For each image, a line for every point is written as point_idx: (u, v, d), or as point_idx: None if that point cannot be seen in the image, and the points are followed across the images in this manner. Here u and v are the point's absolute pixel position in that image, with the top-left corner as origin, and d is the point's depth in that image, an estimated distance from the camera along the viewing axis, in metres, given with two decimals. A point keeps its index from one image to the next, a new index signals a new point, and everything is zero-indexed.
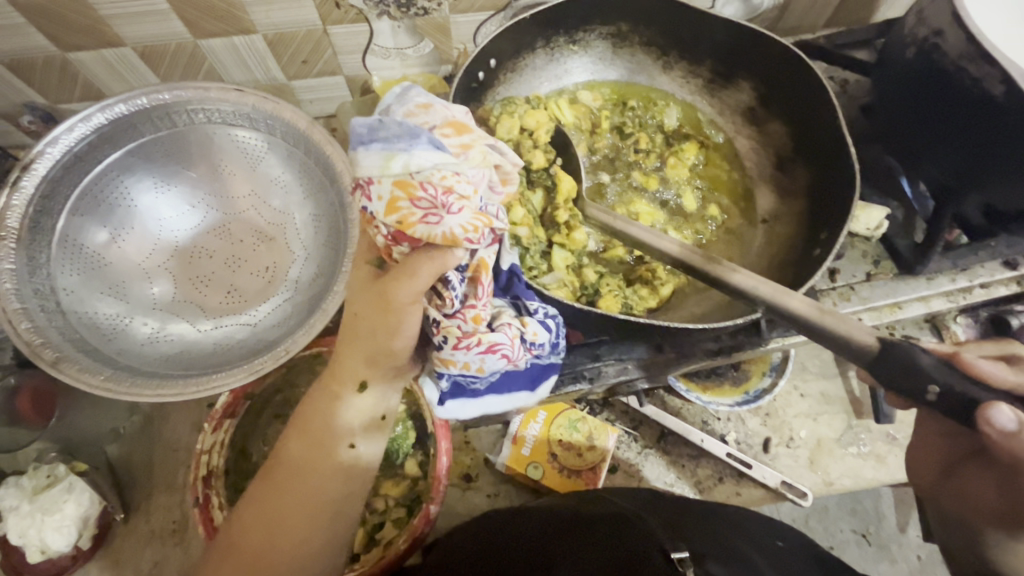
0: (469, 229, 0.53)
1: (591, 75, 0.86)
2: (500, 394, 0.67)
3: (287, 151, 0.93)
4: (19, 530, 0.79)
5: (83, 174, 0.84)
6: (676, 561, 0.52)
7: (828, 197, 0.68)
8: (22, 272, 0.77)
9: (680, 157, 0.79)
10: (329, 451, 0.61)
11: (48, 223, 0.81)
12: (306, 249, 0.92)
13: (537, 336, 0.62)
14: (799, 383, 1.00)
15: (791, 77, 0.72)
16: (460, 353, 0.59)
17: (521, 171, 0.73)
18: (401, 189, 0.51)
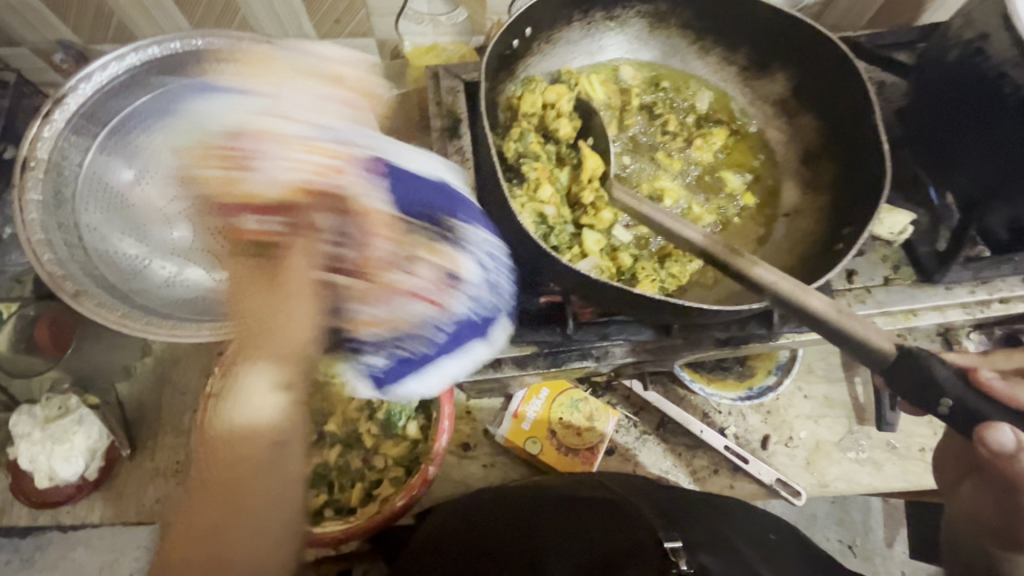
0: (316, 171, 0.68)
1: (627, 54, 0.84)
2: (444, 360, 0.69)
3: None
4: (30, 457, 0.82)
5: (111, 115, 0.86)
6: (670, 552, 0.53)
7: (854, 194, 0.67)
8: (48, 203, 0.79)
9: (707, 140, 0.77)
10: (249, 447, 0.62)
11: (76, 159, 0.83)
12: None
13: (461, 267, 0.69)
14: (803, 384, 1.00)
15: (828, 71, 0.71)
16: (368, 305, 0.66)
17: (550, 149, 0.74)
18: (225, 161, 0.71)
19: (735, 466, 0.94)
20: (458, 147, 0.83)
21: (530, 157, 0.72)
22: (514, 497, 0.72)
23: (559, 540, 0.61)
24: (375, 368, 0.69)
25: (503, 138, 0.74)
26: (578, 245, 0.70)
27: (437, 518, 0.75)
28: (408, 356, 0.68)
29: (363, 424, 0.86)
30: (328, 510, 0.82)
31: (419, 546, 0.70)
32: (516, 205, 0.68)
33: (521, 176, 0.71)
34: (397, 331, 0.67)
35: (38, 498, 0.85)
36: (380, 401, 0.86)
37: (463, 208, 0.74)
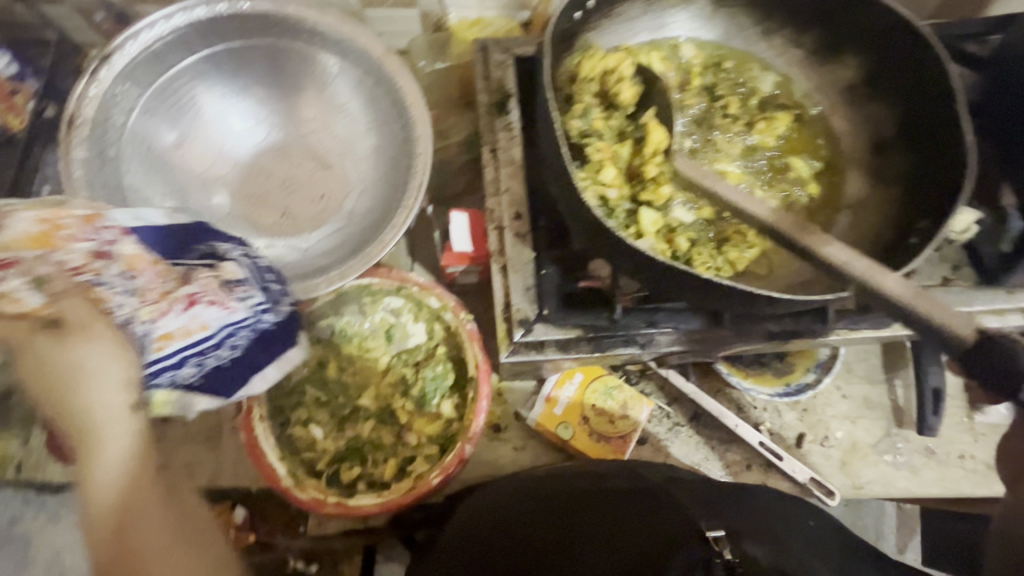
0: (42, 225, 0.58)
1: (689, 33, 0.83)
2: (252, 359, 0.71)
3: (357, 79, 0.90)
4: None
5: (155, 76, 0.84)
6: (712, 542, 0.54)
7: (926, 186, 0.66)
8: (93, 163, 0.78)
9: (772, 124, 0.77)
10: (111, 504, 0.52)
11: (120, 119, 0.82)
12: (363, 181, 0.92)
13: (236, 274, 0.68)
14: (842, 383, 0.98)
15: (904, 57, 0.69)
16: (167, 321, 0.63)
17: (613, 124, 0.71)
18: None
19: (768, 463, 0.93)
20: (507, 123, 0.81)
21: (593, 135, 0.70)
22: (549, 481, 0.67)
23: (594, 529, 0.60)
24: (196, 379, 0.67)
25: (565, 113, 0.72)
26: (636, 224, 0.69)
27: (466, 503, 0.70)
28: (221, 364, 0.68)
29: (398, 399, 0.87)
30: (361, 484, 0.81)
31: (443, 540, 0.65)
32: (581, 186, 0.67)
33: (584, 155, 0.70)
34: (204, 335, 0.65)
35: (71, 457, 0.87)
36: (415, 377, 0.87)
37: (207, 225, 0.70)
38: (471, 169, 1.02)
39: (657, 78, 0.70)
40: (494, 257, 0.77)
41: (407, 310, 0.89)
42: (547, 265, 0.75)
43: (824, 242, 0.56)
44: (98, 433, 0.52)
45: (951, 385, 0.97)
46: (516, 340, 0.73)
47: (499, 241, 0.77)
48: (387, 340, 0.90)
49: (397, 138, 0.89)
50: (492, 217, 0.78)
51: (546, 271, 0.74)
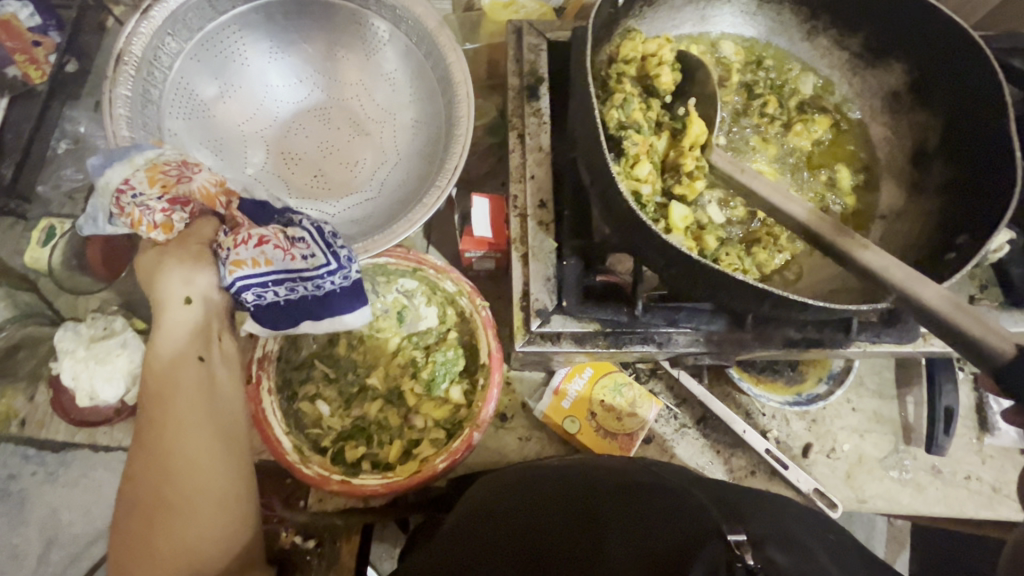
0: (215, 186, 0.68)
1: (731, 28, 0.83)
2: (311, 312, 0.68)
3: (406, 50, 0.88)
4: (73, 373, 0.82)
5: (206, 20, 0.82)
6: (734, 545, 0.51)
7: (968, 196, 0.66)
8: (136, 102, 0.76)
9: (807, 126, 0.77)
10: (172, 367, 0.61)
11: (166, 61, 0.80)
12: (399, 153, 0.90)
13: (298, 232, 0.67)
14: (853, 396, 0.97)
15: (953, 61, 0.68)
16: (240, 251, 0.62)
17: (651, 116, 0.69)
18: (152, 172, 0.65)
19: (773, 470, 0.92)
20: (536, 109, 0.79)
21: (631, 127, 0.67)
22: (558, 478, 0.68)
23: (616, 519, 0.58)
24: (252, 305, 0.66)
25: (604, 102, 0.69)
26: (666, 216, 0.69)
27: (471, 489, 0.73)
28: (278, 302, 0.66)
29: (408, 381, 0.86)
30: (365, 463, 0.81)
31: (444, 535, 0.65)
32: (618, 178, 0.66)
33: (620, 147, 0.67)
34: (266, 272, 0.63)
35: (77, 415, 0.87)
36: (426, 360, 0.86)
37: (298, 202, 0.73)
38: (494, 155, 1.00)
39: (697, 61, 0.71)
40: (515, 244, 0.76)
41: (421, 293, 0.89)
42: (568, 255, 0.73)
43: (861, 246, 0.57)
44: (161, 307, 0.62)
45: (963, 405, 0.96)
46: (532, 330, 0.72)
47: (521, 229, 0.76)
48: (398, 322, 0.89)
49: (440, 113, 0.87)
50: (515, 204, 0.77)
51: (569, 264, 0.72)
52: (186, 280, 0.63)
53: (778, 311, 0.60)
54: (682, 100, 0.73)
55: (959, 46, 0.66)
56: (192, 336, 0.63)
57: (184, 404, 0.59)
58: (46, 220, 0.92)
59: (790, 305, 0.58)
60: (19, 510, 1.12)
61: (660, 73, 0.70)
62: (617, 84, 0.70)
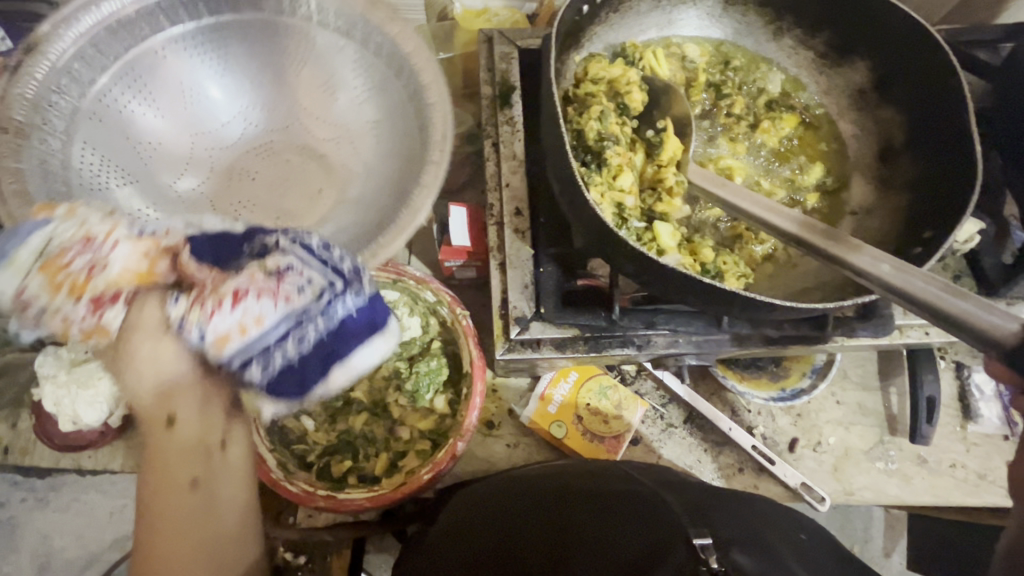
0: (144, 261, 0.52)
1: (696, 31, 0.85)
2: (330, 356, 0.52)
3: (338, 47, 0.75)
4: (54, 399, 0.82)
5: (96, 67, 0.67)
6: (699, 549, 0.52)
7: (928, 193, 0.68)
8: (30, 176, 0.62)
9: (776, 124, 0.78)
10: (161, 488, 0.50)
11: (60, 122, 0.65)
12: (366, 162, 0.76)
13: (282, 261, 0.51)
14: (837, 390, 0.97)
15: (915, 59, 0.69)
16: (217, 320, 0.49)
17: (627, 131, 0.71)
18: (49, 269, 0.49)
19: (761, 466, 0.92)
20: (509, 117, 0.80)
21: (609, 139, 0.68)
22: (532, 490, 0.68)
23: (586, 531, 0.58)
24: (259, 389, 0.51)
25: (580, 118, 0.69)
26: (650, 236, 0.69)
27: (453, 504, 0.72)
28: (290, 366, 0.51)
29: (392, 393, 0.86)
30: (352, 477, 0.81)
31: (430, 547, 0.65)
32: (595, 191, 0.66)
33: (602, 158, 0.68)
34: (259, 334, 0.49)
35: (60, 440, 0.86)
36: (410, 371, 0.86)
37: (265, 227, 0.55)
38: (473, 162, 1.00)
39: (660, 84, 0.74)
40: (493, 252, 0.76)
41: (403, 303, 0.88)
42: (545, 262, 0.74)
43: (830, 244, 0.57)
44: (148, 420, 0.52)
45: (946, 393, 0.97)
46: (511, 338, 0.72)
47: (498, 237, 0.76)
48: None
49: (399, 104, 0.75)
50: (491, 213, 0.77)
51: (546, 270, 0.74)
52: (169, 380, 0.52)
53: (749, 312, 0.60)
54: (650, 119, 0.74)
55: (921, 47, 0.68)
56: (183, 455, 0.51)
57: (171, 536, 0.49)
58: None
59: (757, 306, 0.59)
60: (10, 538, 1.10)
61: (630, 91, 0.71)
62: (591, 101, 0.71)
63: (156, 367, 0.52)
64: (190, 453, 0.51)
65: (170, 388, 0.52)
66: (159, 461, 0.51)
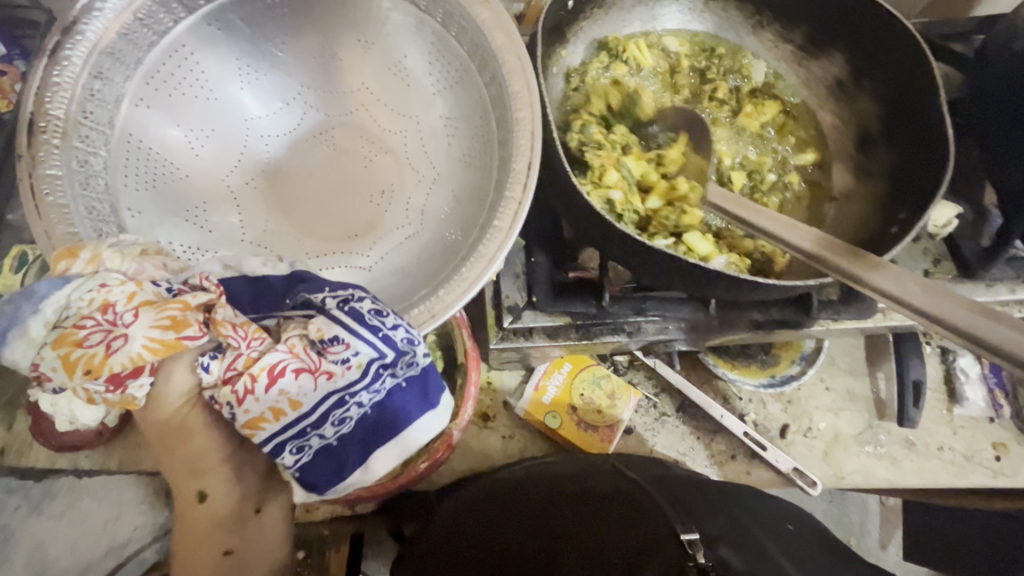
0: (167, 328, 0.51)
1: (679, 25, 0.88)
2: (376, 427, 0.58)
3: (415, 30, 0.75)
4: (51, 399, 0.82)
5: (143, 47, 0.67)
6: (687, 544, 0.54)
7: (907, 180, 0.70)
8: (73, 183, 0.61)
9: (758, 109, 0.81)
10: (208, 520, 0.64)
11: (103, 113, 0.65)
12: (465, 156, 0.74)
13: (328, 333, 0.53)
14: (826, 376, 0.99)
15: (889, 49, 0.72)
16: (252, 404, 0.53)
17: (612, 138, 0.74)
18: (64, 347, 0.48)
19: (753, 452, 0.94)
20: None
21: (592, 147, 0.72)
22: (524, 493, 0.70)
23: (576, 533, 0.61)
24: (293, 469, 0.57)
25: (565, 132, 0.75)
26: (682, 245, 0.71)
27: (450, 505, 0.73)
28: (328, 445, 0.57)
29: None
30: None
31: (431, 549, 0.67)
32: (585, 193, 0.68)
33: (585, 165, 0.71)
34: (297, 415, 0.54)
35: (59, 440, 0.87)
36: None
37: (306, 277, 0.57)
38: None
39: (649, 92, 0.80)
40: None
41: None
42: (536, 252, 0.76)
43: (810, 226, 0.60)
44: (182, 476, 0.62)
45: (932, 377, 0.99)
46: (504, 327, 0.74)
47: None
48: None
49: (474, 103, 0.73)
50: None
51: (537, 259, 0.76)
52: (197, 455, 0.60)
53: (732, 292, 0.63)
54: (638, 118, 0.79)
55: (894, 39, 0.71)
56: (214, 525, 0.64)
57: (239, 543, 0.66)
58: (17, 248, 0.92)
59: (741, 285, 0.61)
60: None
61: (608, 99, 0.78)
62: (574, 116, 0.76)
63: (186, 447, 0.59)
64: (224, 525, 0.64)
65: (204, 469, 0.61)
66: (197, 534, 0.64)
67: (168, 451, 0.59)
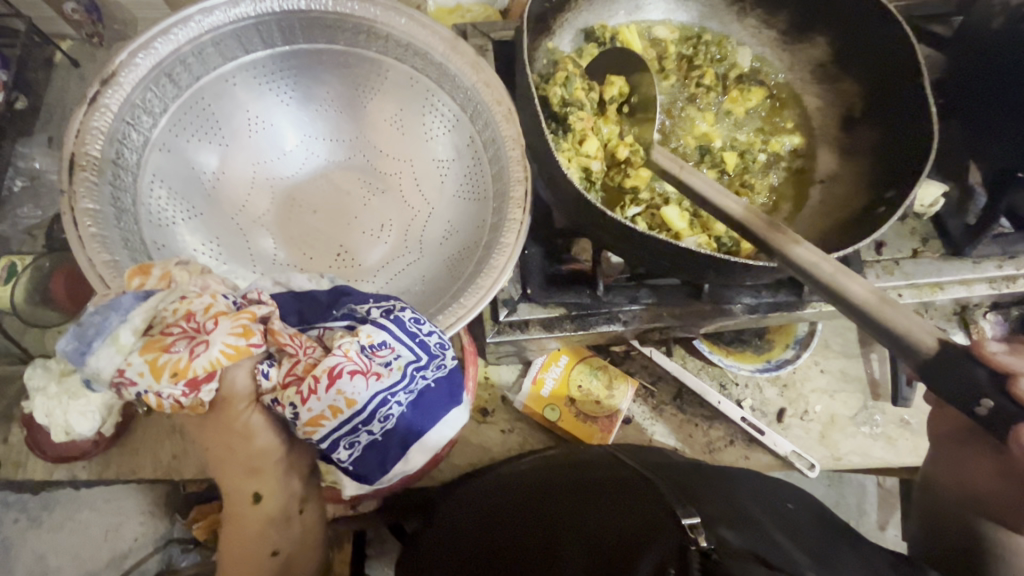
0: (240, 335, 0.52)
1: (664, 14, 0.89)
2: (414, 425, 0.59)
3: (409, 83, 0.80)
4: (45, 410, 0.79)
5: (169, 99, 0.72)
6: (688, 528, 0.52)
7: (894, 161, 0.72)
8: (108, 216, 0.65)
9: (744, 95, 0.83)
10: (253, 519, 0.64)
11: (133, 156, 0.69)
12: (461, 189, 0.79)
13: (376, 337, 0.56)
14: (820, 358, 1.00)
15: (870, 29, 0.74)
16: (314, 402, 0.53)
17: (594, 97, 0.76)
18: (151, 353, 0.50)
19: (751, 437, 0.94)
20: None
21: (574, 104, 0.73)
22: (522, 487, 0.70)
23: (574, 524, 0.60)
24: (347, 463, 0.59)
25: (548, 83, 0.76)
26: (659, 221, 0.74)
27: (453, 503, 0.74)
28: (375, 440, 0.58)
29: None
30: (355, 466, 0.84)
31: (440, 540, 0.69)
32: (562, 157, 0.71)
33: (567, 125, 0.72)
34: (352, 413, 0.55)
35: (55, 451, 0.87)
36: None
37: (349, 291, 0.61)
38: None
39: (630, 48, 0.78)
40: None
41: None
42: (530, 245, 0.77)
43: None
44: (236, 472, 0.62)
45: None
46: (500, 320, 0.75)
47: None
48: None
49: (467, 143, 0.78)
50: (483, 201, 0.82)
51: (530, 251, 0.77)
52: (260, 453, 0.61)
53: (724, 276, 0.64)
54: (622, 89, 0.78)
55: (875, 19, 0.73)
56: (261, 527, 0.64)
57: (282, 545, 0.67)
58: (6, 259, 0.92)
59: (731, 268, 0.62)
60: None
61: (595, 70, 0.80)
62: (561, 69, 0.77)
63: (246, 447, 0.60)
64: (275, 522, 0.65)
65: (262, 467, 0.62)
66: (245, 532, 0.64)
67: (227, 451, 0.60)
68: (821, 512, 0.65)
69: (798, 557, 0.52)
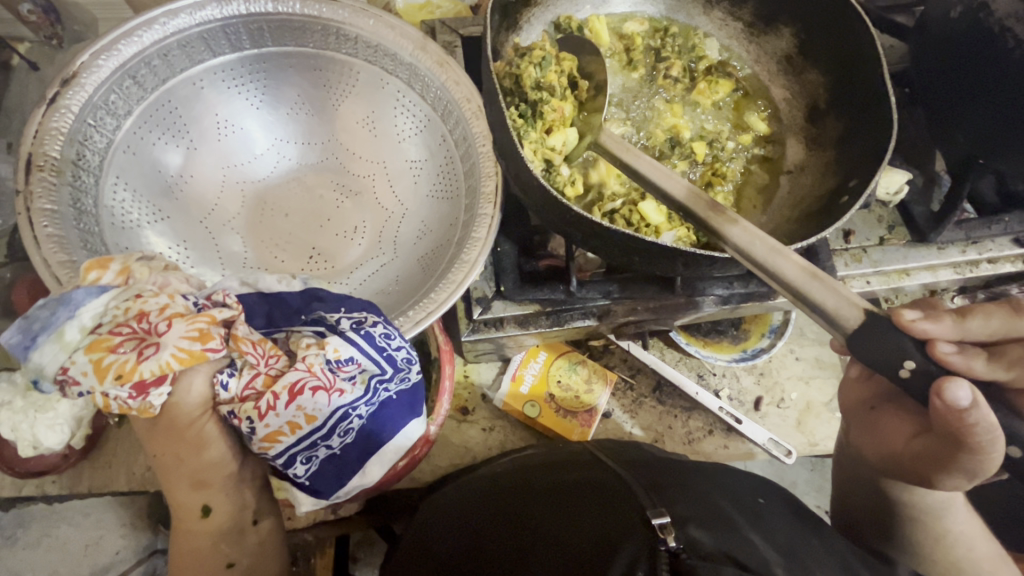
0: (195, 339, 0.51)
1: (632, 8, 0.90)
2: (374, 435, 0.61)
3: (380, 84, 0.79)
4: (10, 425, 0.77)
5: (134, 101, 0.70)
6: (658, 529, 0.53)
7: (856, 151, 0.73)
8: (66, 216, 0.62)
9: (712, 86, 0.83)
10: (205, 533, 0.63)
11: (96, 159, 0.67)
12: (432, 188, 0.78)
13: (344, 353, 0.55)
14: (795, 347, 1.02)
15: (832, 20, 0.75)
16: (272, 418, 0.54)
17: (564, 80, 0.75)
18: (96, 353, 0.48)
19: (729, 426, 0.96)
20: None
21: (546, 89, 0.72)
22: (493, 490, 0.70)
23: (548, 525, 0.60)
24: (304, 478, 0.61)
25: (523, 59, 0.73)
26: (638, 216, 0.73)
27: (425, 508, 0.74)
28: (332, 454, 0.60)
29: None
30: None
31: (411, 543, 0.68)
32: (529, 148, 0.70)
33: (540, 112, 0.71)
34: (312, 428, 0.56)
35: (22, 467, 0.84)
36: None
37: (325, 296, 0.60)
38: None
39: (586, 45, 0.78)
40: None
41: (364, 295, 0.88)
42: (502, 243, 0.77)
43: None
44: (187, 486, 0.62)
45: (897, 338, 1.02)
46: (474, 319, 0.75)
47: None
48: None
49: (438, 143, 0.78)
50: None
51: (503, 249, 0.77)
52: (210, 465, 0.61)
53: (693, 270, 0.65)
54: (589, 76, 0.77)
55: (837, 8, 0.74)
56: (215, 543, 0.64)
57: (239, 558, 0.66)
58: None
59: (699, 262, 0.62)
60: None
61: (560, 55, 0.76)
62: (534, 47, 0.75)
63: (197, 458, 0.60)
64: (226, 537, 0.65)
65: (210, 481, 0.62)
66: (197, 550, 0.64)
67: (175, 462, 0.60)
68: (794, 504, 0.66)
69: (770, 553, 0.53)
